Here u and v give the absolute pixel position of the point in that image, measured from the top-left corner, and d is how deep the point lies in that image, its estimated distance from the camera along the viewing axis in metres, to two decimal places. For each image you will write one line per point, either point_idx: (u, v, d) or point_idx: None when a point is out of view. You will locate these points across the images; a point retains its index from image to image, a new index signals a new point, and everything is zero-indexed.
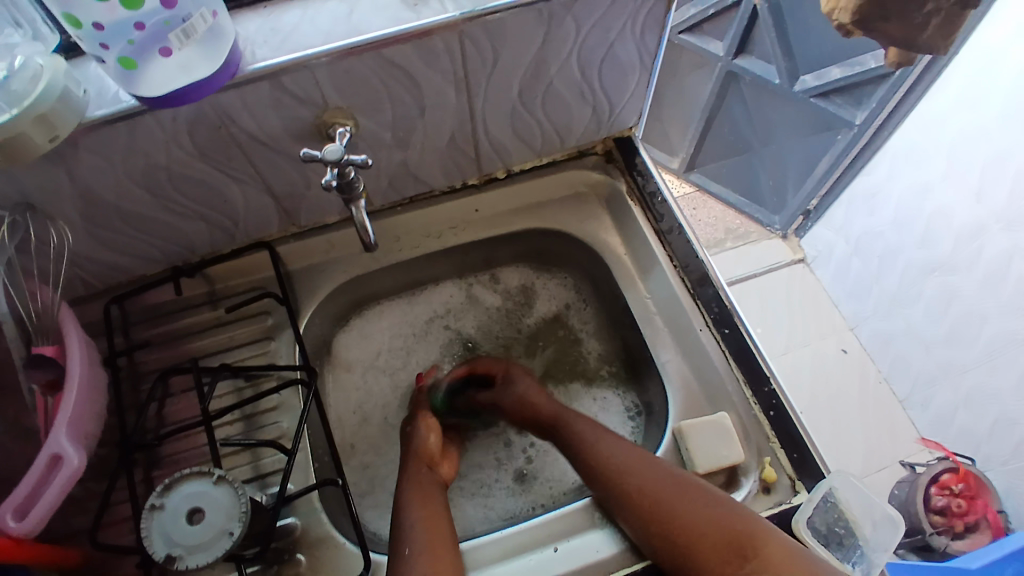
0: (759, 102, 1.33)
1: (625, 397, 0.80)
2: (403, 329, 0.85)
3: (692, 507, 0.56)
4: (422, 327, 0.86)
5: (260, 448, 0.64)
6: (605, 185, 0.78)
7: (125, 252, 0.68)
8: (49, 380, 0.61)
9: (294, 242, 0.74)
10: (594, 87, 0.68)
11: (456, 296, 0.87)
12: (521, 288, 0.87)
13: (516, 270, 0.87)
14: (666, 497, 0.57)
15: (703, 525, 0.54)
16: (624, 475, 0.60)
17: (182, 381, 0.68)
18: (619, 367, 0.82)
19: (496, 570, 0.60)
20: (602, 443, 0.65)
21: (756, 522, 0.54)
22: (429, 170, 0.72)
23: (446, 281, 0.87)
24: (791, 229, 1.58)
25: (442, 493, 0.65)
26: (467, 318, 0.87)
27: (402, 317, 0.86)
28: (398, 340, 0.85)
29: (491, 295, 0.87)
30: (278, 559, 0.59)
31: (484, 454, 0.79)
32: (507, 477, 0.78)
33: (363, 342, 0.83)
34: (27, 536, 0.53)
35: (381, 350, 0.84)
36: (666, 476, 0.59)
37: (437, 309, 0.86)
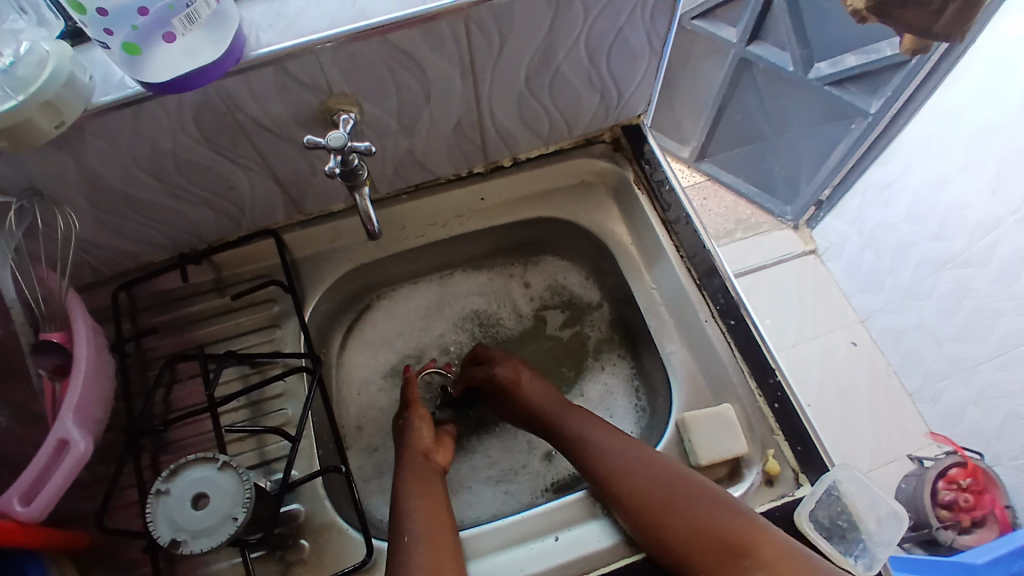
0: (772, 89, 1.30)
1: (632, 373, 0.79)
2: (435, 311, 0.85)
3: (684, 509, 0.55)
4: (450, 308, 0.85)
5: (265, 435, 0.64)
6: (612, 173, 0.76)
7: (131, 239, 0.68)
8: (57, 365, 0.60)
9: (299, 229, 0.74)
10: (603, 74, 0.67)
11: (496, 288, 0.85)
12: (553, 292, 0.85)
13: (543, 273, 0.85)
14: (669, 503, 0.56)
15: (696, 526, 0.54)
16: (625, 480, 0.59)
17: (188, 367, 0.69)
18: (619, 343, 0.81)
19: (496, 559, 0.59)
20: (600, 437, 0.64)
21: (761, 527, 0.53)
22: (435, 158, 0.71)
23: (464, 269, 0.85)
24: (803, 221, 1.55)
25: (438, 479, 0.65)
26: (506, 307, 0.85)
27: (424, 300, 0.84)
28: (413, 324, 0.84)
29: (519, 293, 0.85)
30: (281, 544, 0.59)
31: (515, 442, 0.78)
32: (535, 461, 0.76)
33: (381, 321, 0.83)
34: (35, 519, 0.53)
35: (405, 332, 0.83)
36: (662, 477, 0.58)
37: (469, 290, 0.85)
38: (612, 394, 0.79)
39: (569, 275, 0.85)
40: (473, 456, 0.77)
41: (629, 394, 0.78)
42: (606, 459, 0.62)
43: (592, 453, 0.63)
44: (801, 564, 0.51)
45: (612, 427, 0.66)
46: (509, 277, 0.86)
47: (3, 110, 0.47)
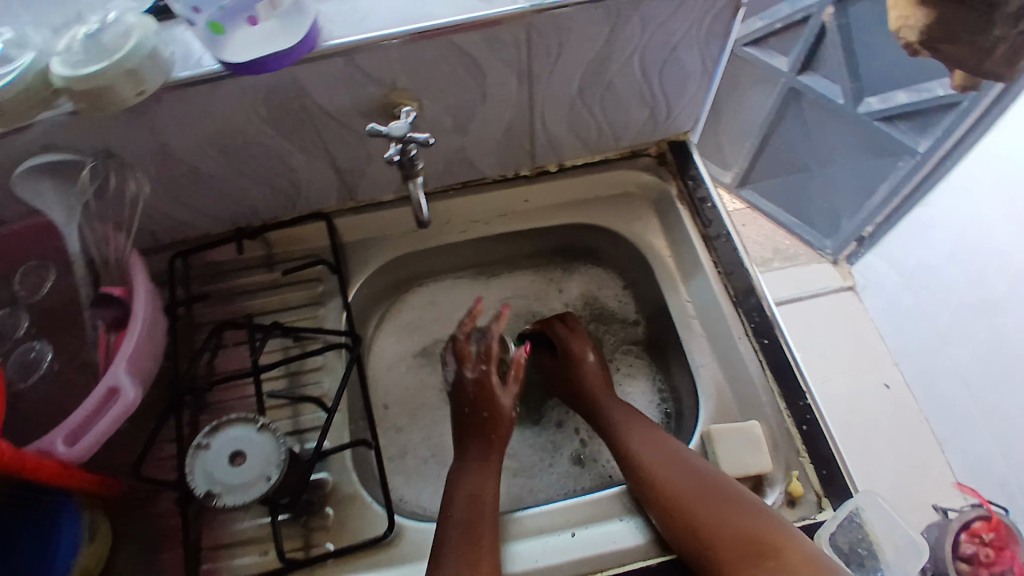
0: (819, 120, 1.32)
1: (657, 381, 0.79)
2: (474, 305, 0.85)
3: (714, 508, 0.56)
4: (492, 304, 0.85)
5: (301, 405, 0.67)
6: (655, 186, 0.78)
7: (193, 210, 0.72)
8: (114, 318, 0.64)
9: (350, 215, 0.77)
10: (655, 88, 0.69)
11: (535, 289, 0.86)
12: (586, 304, 0.85)
13: (579, 281, 0.86)
14: (699, 501, 0.57)
15: (724, 525, 0.55)
16: (659, 476, 0.60)
17: (235, 334, 0.72)
18: (646, 352, 0.81)
19: (509, 547, 0.60)
20: (638, 431, 0.66)
21: (788, 534, 0.53)
22: (483, 157, 0.74)
23: (509, 263, 0.86)
24: (842, 256, 1.54)
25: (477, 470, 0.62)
26: (540, 308, 0.86)
27: (463, 290, 0.85)
28: (449, 314, 0.84)
29: (557, 306, 0.86)
30: (307, 510, 0.62)
31: (538, 440, 0.77)
32: (563, 461, 0.75)
33: (418, 310, 0.84)
34: (75, 460, 0.57)
35: (437, 320, 0.84)
36: (694, 476, 0.59)
37: (506, 293, 0.86)
38: (631, 392, 0.79)
39: (605, 283, 0.85)
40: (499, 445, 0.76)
41: (652, 399, 0.78)
42: (638, 452, 0.64)
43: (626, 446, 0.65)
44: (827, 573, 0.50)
45: (651, 422, 0.68)
46: (547, 283, 0.86)
47: (88, 73, 0.51)
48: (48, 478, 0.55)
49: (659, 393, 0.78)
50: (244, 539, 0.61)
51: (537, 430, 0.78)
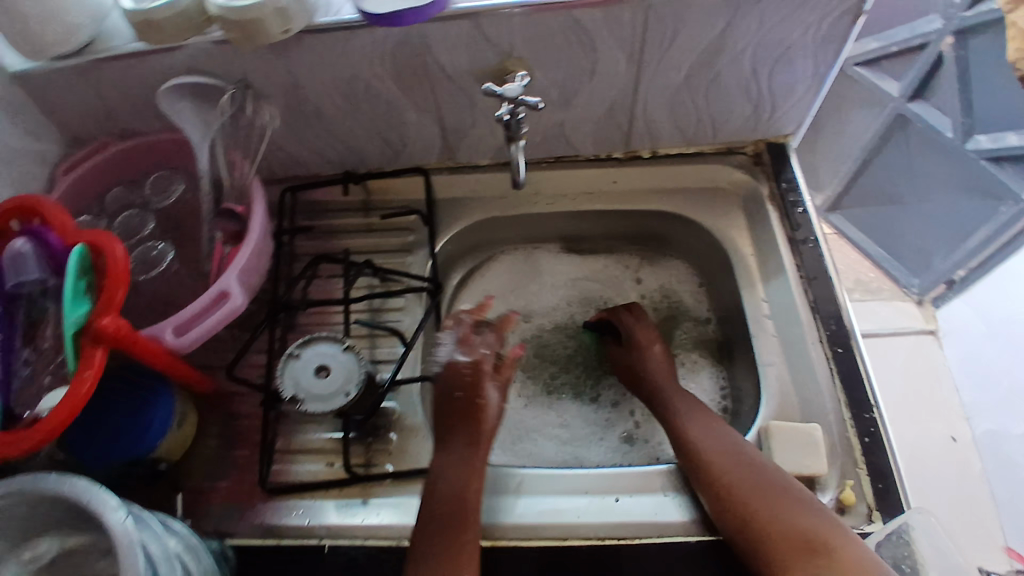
0: (925, 152, 1.26)
1: (719, 375, 0.79)
2: (551, 282, 0.88)
3: (769, 501, 0.57)
4: (566, 284, 0.88)
5: (379, 338, 0.72)
6: (747, 185, 0.79)
7: (309, 149, 0.79)
8: (231, 232, 0.71)
9: (446, 173, 0.82)
10: (762, 86, 0.70)
11: (614, 275, 0.88)
12: (660, 296, 0.85)
13: (658, 273, 0.87)
14: (753, 493, 0.58)
15: (778, 518, 0.55)
16: (716, 462, 0.61)
17: (329, 268, 0.78)
18: (712, 347, 0.81)
19: (546, 500, 0.63)
20: (698, 418, 0.67)
21: (844, 534, 0.53)
22: (581, 135, 0.77)
23: (591, 245, 0.89)
24: (929, 297, 1.47)
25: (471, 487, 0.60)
26: (618, 297, 0.87)
27: (545, 263, 0.89)
28: (526, 284, 0.87)
29: (633, 294, 0.87)
30: (374, 432, 0.67)
31: (590, 414, 0.79)
32: (613, 437, 0.77)
33: (503, 275, 0.88)
34: (181, 349, 0.63)
35: (517, 289, 0.87)
36: (751, 469, 0.60)
37: (585, 271, 0.88)
38: (692, 384, 0.79)
39: (682, 276, 0.86)
40: (551, 413, 0.79)
41: (713, 394, 0.78)
42: (698, 438, 0.64)
43: (687, 433, 0.66)
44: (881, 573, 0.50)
45: (711, 414, 0.68)
46: (624, 268, 0.88)
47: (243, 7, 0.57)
48: (151, 359, 0.61)
49: (722, 389, 0.78)
50: (309, 449, 0.67)
51: (592, 404, 0.80)
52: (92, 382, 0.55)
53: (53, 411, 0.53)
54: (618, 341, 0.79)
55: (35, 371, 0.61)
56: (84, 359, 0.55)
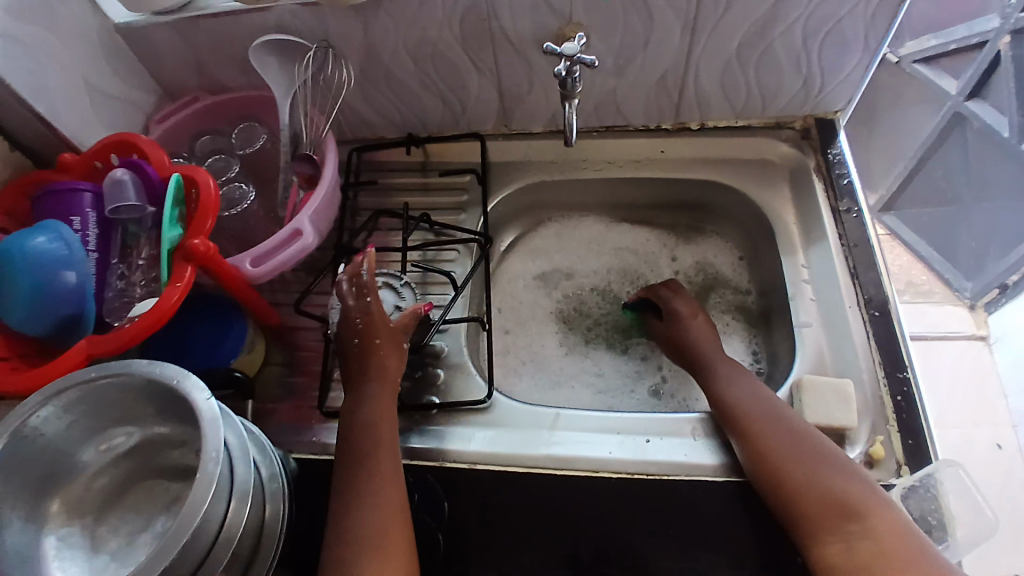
0: (982, 153, 1.25)
1: (752, 339, 0.81)
2: (597, 248, 0.90)
3: (806, 466, 0.57)
4: (610, 253, 0.90)
5: (431, 285, 0.78)
6: (794, 159, 0.81)
7: (376, 110, 0.84)
8: (306, 176, 0.76)
9: (502, 139, 0.87)
10: (813, 59, 0.72)
11: (651, 249, 0.89)
12: (698, 270, 0.86)
13: (693, 250, 0.88)
14: (792, 457, 0.58)
15: (815, 483, 0.56)
16: (755, 426, 0.62)
17: (387, 221, 0.83)
18: (748, 312, 0.83)
19: (578, 434, 0.67)
20: (741, 382, 0.67)
21: (881, 503, 0.54)
22: (632, 104, 0.80)
23: (638, 218, 0.90)
24: (981, 303, 1.43)
25: (361, 419, 0.61)
26: (652, 273, 0.88)
27: (591, 232, 0.91)
28: (572, 248, 0.90)
29: (666, 271, 0.88)
30: (420, 366, 0.71)
31: (625, 369, 0.81)
32: (643, 390, 0.80)
33: (551, 238, 0.91)
34: (256, 279, 0.68)
35: (564, 252, 0.90)
36: (792, 434, 0.60)
37: (627, 242, 0.90)
38: (728, 343, 0.81)
39: (716, 247, 0.87)
40: (587, 362, 0.82)
41: (747, 353, 0.80)
42: (742, 401, 0.64)
43: (727, 394, 0.66)
44: (914, 547, 0.51)
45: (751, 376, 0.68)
46: (661, 246, 0.89)
47: None
48: (231, 284, 0.67)
49: (756, 350, 0.80)
50: None
51: (620, 358, 0.82)
52: (181, 294, 0.60)
53: (145, 315, 0.59)
54: (659, 315, 0.80)
55: (128, 284, 0.67)
56: (176, 272, 0.61)
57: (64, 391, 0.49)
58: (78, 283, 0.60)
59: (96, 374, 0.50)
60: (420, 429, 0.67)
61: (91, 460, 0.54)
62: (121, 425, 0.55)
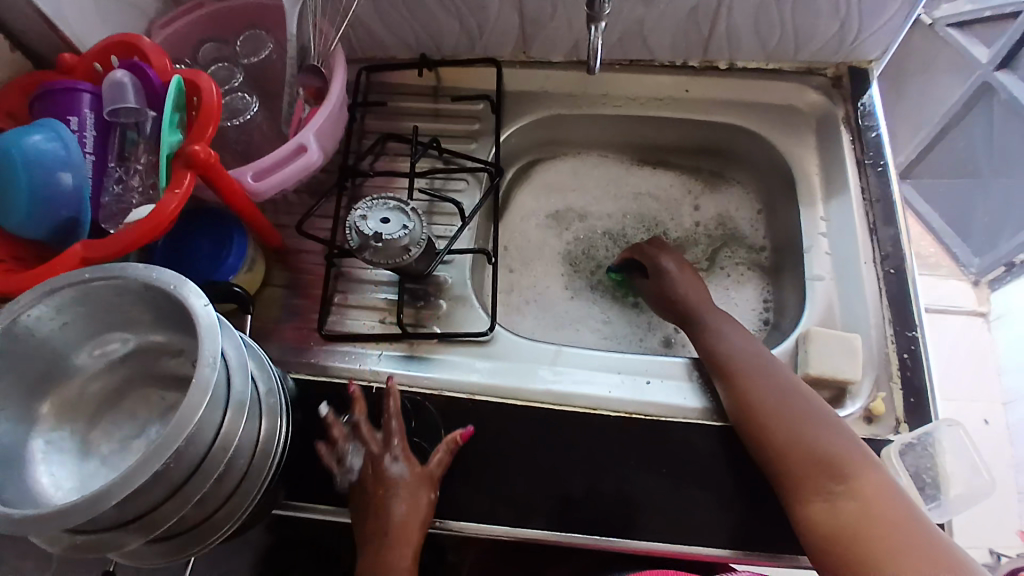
0: (1006, 126, 1.21)
1: (764, 291, 0.80)
2: (615, 193, 0.87)
3: (795, 424, 0.57)
4: (629, 198, 0.87)
5: (438, 215, 0.75)
6: (822, 109, 0.78)
7: (389, 28, 0.79)
8: (313, 91, 0.74)
9: (520, 67, 0.82)
10: (855, 1, 0.68)
11: (671, 197, 0.86)
12: (717, 224, 0.84)
13: (717, 201, 0.85)
14: (781, 415, 0.58)
15: (802, 441, 0.56)
16: (746, 383, 0.61)
17: (396, 147, 0.80)
18: (763, 269, 0.81)
19: (578, 372, 0.67)
20: (736, 336, 0.66)
21: (869, 462, 0.53)
22: (660, 39, 0.76)
23: (659, 166, 0.87)
24: (986, 278, 1.41)
25: (382, 491, 0.57)
26: (672, 218, 0.85)
27: (609, 176, 0.88)
28: (588, 191, 0.88)
29: (688, 221, 0.85)
30: (423, 297, 0.70)
31: (632, 318, 0.80)
32: (654, 340, 0.79)
33: (567, 175, 0.88)
34: (259, 195, 0.65)
35: (579, 192, 0.87)
36: (784, 393, 0.59)
37: (646, 188, 0.87)
38: (737, 298, 0.80)
39: (743, 202, 0.84)
40: (596, 309, 0.81)
41: (755, 304, 0.79)
42: (735, 352, 0.64)
43: (722, 348, 0.65)
44: (902, 505, 0.50)
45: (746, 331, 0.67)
46: (686, 193, 0.86)
47: None
48: (233, 199, 0.64)
49: (766, 303, 0.79)
50: (366, 307, 0.70)
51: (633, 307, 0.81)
52: (180, 202, 0.58)
53: (141, 222, 0.57)
54: (644, 274, 0.78)
55: (126, 191, 0.64)
56: (175, 179, 0.59)
57: (59, 289, 0.48)
58: (75, 185, 0.57)
59: (91, 275, 0.48)
60: (421, 358, 0.67)
61: (85, 363, 0.53)
62: (116, 331, 0.53)
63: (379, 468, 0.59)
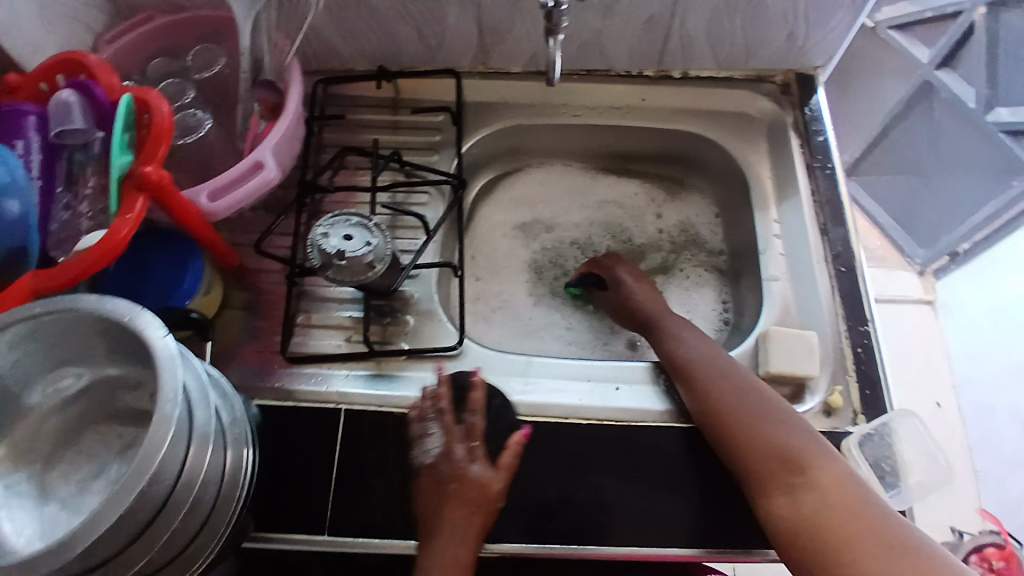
0: (950, 120, 1.27)
1: (721, 291, 0.82)
2: (580, 202, 0.88)
3: (754, 423, 0.58)
4: (594, 206, 0.88)
5: (401, 228, 0.75)
6: (773, 115, 0.80)
7: (345, 40, 0.79)
8: (268, 105, 0.72)
9: (478, 78, 0.82)
10: (801, 11, 0.71)
11: (637, 206, 0.88)
12: (680, 230, 0.86)
13: (679, 209, 0.87)
14: (740, 415, 0.59)
15: (760, 439, 0.57)
16: (706, 384, 0.63)
17: (356, 160, 0.79)
18: (721, 270, 0.83)
19: (546, 382, 0.67)
20: (695, 339, 0.67)
21: (824, 455, 0.54)
22: (617, 48, 0.77)
23: (620, 174, 0.89)
24: (931, 269, 1.48)
25: (452, 487, 0.56)
26: (636, 225, 0.87)
27: (574, 185, 0.89)
28: (555, 200, 0.89)
29: (652, 229, 0.87)
30: (390, 312, 0.70)
31: (598, 325, 0.81)
32: (619, 345, 0.80)
33: (535, 186, 0.89)
34: (214, 215, 0.64)
35: (544, 203, 0.88)
36: (742, 392, 0.61)
37: (610, 196, 0.88)
38: (696, 298, 0.82)
39: (694, 206, 0.87)
40: (558, 316, 0.82)
41: (716, 305, 0.81)
42: (693, 356, 0.66)
43: (683, 351, 0.66)
44: (857, 496, 0.51)
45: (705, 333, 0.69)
46: (648, 202, 0.88)
47: None
48: (189, 221, 0.62)
49: (724, 303, 0.81)
50: (332, 326, 0.69)
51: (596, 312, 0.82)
52: (132, 227, 0.56)
53: (94, 248, 0.55)
54: (603, 287, 0.79)
55: (74, 217, 0.61)
56: (127, 204, 0.57)
57: (8, 325, 0.46)
58: (21, 212, 0.55)
59: (41, 308, 0.46)
60: (389, 376, 0.67)
61: (38, 401, 0.51)
62: (70, 365, 0.52)
63: (455, 464, 0.58)
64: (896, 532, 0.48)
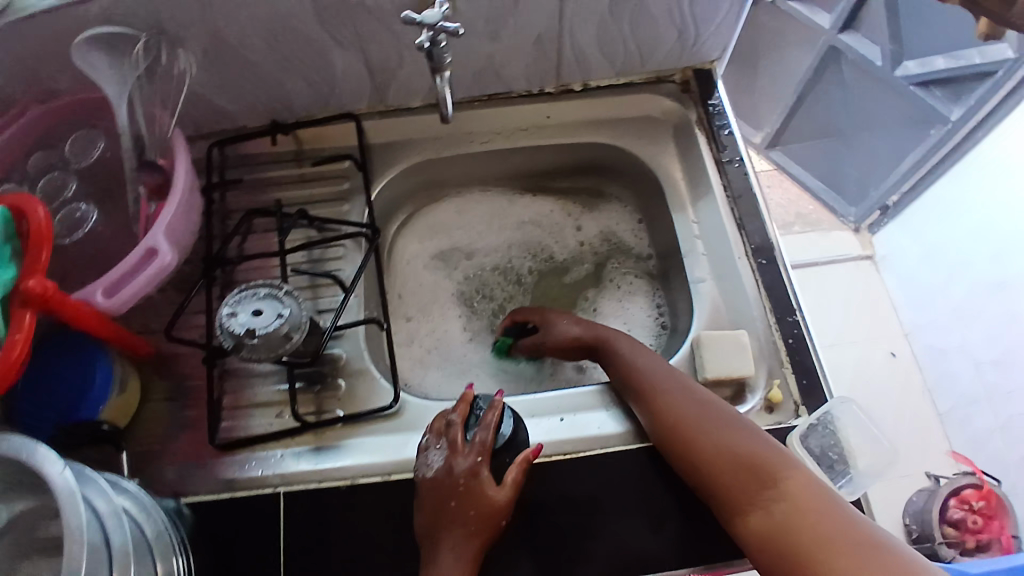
0: (859, 82, 1.30)
1: (654, 297, 0.83)
2: (500, 225, 0.89)
3: (718, 436, 0.56)
4: (515, 227, 0.89)
5: (320, 288, 0.72)
6: (678, 114, 0.80)
7: (232, 100, 0.75)
8: (154, 186, 0.68)
9: (379, 118, 0.80)
10: (685, 10, 0.70)
11: (553, 221, 0.89)
12: (603, 240, 0.87)
13: (597, 219, 0.88)
14: (704, 430, 0.57)
15: (727, 452, 0.55)
16: (666, 402, 0.61)
17: (264, 222, 0.76)
18: (650, 275, 0.84)
19: None
20: (647, 357, 0.66)
21: (790, 462, 0.52)
22: (512, 69, 0.76)
23: (538, 193, 0.89)
24: (865, 224, 1.52)
25: (453, 503, 0.56)
26: (557, 242, 0.88)
27: (494, 210, 0.89)
28: (476, 228, 0.89)
29: (574, 242, 0.88)
30: (320, 379, 0.67)
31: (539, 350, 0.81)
32: (568, 369, 0.79)
33: (454, 217, 0.88)
34: (114, 312, 0.59)
35: (466, 232, 0.88)
36: (703, 406, 0.59)
37: (530, 215, 0.89)
38: (628, 305, 0.83)
39: (614, 216, 0.87)
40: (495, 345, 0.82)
41: (649, 311, 0.82)
42: (646, 374, 0.64)
43: (638, 371, 0.65)
44: (829, 500, 0.49)
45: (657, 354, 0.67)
46: (565, 216, 0.89)
47: None
48: (87, 324, 0.59)
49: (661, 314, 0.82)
50: (261, 404, 0.66)
51: None
52: (24, 346, 0.53)
53: None
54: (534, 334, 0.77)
55: None
56: (14, 322, 0.53)
57: None
58: None
59: None
60: (326, 446, 0.64)
61: None
62: None
63: (452, 476, 0.57)
64: (866, 534, 0.46)
